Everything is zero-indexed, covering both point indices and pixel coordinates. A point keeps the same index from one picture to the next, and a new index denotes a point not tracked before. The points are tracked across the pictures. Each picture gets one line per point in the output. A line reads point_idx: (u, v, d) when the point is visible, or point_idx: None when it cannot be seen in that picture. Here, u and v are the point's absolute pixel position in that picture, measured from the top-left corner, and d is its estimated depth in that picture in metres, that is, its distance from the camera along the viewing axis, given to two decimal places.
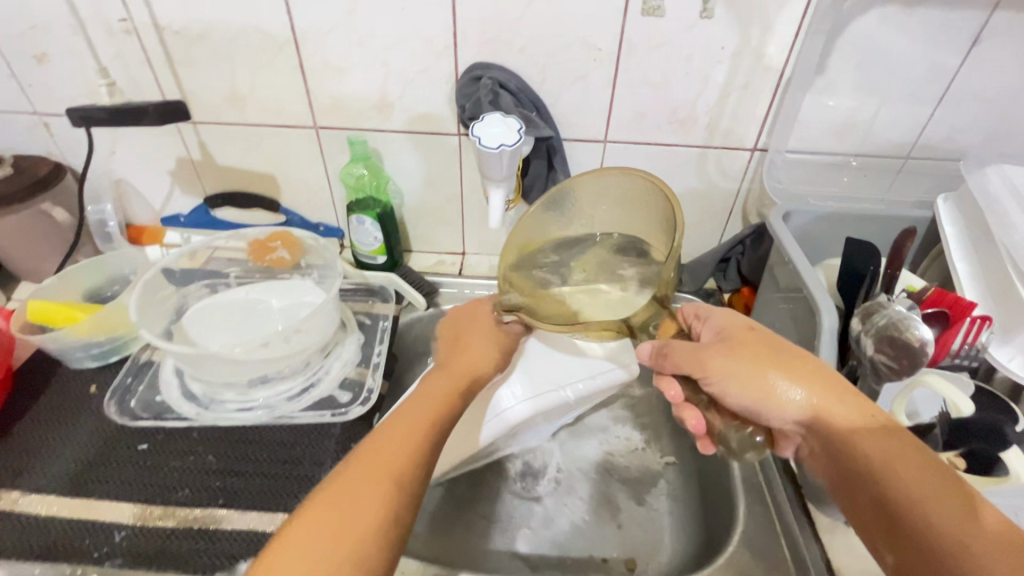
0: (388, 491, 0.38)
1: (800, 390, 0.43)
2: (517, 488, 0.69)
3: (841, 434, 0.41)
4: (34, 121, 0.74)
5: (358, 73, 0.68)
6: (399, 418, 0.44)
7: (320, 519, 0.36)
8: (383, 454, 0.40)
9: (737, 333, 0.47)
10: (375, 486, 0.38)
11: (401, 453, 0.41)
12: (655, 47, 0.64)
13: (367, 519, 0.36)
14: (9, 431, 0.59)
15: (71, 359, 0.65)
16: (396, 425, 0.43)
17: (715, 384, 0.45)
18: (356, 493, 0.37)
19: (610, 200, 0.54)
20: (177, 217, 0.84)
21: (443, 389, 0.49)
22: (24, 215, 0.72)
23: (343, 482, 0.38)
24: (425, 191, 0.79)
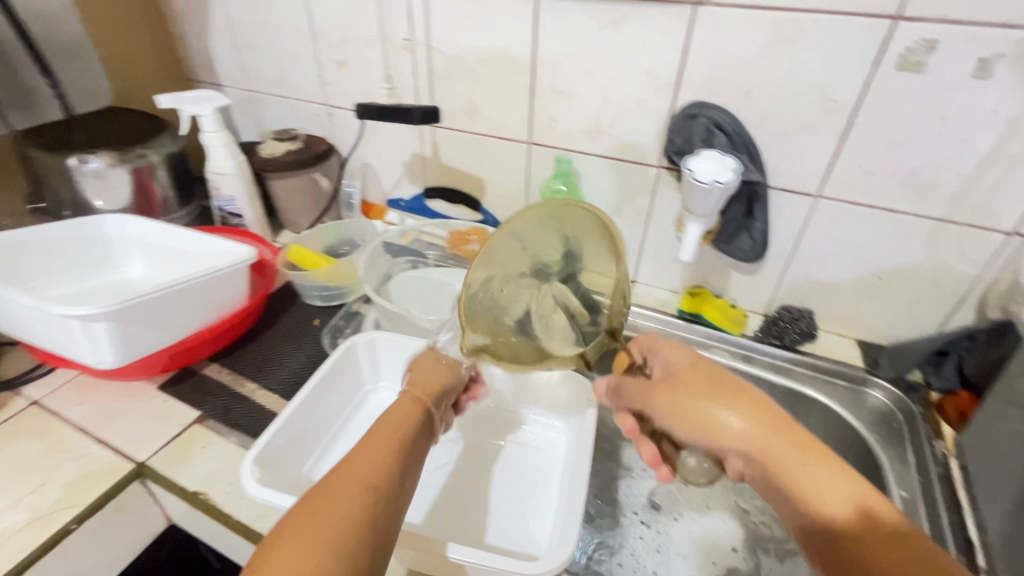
0: (364, 496, 0.39)
1: (736, 415, 0.44)
2: (642, 527, 0.67)
3: (776, 461, 0.42)
4: (324, 110, 0.96)
5: (580, 99, 0.75)
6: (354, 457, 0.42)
7: (317, 515, 0.37)
8: (359, 463, 0.42)
9: (656, 402, 0.49)
10: (364, 467, 0.41)
11: (371, 463, 0.42)
12: (903, 104, 0.59)
13: (362, 495, 0.39)
14: (259, 338, 0.76)
15: (307, 294, 0.81)
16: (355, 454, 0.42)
17: (666, 421, 0.49)
18: (336, 487, 0.39)
19: (551, 230, 0.62)
20: (399, 201, 1.00)
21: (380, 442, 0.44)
22: (302, 180, 0.93)
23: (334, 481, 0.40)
24: (611, 216, 0.83)
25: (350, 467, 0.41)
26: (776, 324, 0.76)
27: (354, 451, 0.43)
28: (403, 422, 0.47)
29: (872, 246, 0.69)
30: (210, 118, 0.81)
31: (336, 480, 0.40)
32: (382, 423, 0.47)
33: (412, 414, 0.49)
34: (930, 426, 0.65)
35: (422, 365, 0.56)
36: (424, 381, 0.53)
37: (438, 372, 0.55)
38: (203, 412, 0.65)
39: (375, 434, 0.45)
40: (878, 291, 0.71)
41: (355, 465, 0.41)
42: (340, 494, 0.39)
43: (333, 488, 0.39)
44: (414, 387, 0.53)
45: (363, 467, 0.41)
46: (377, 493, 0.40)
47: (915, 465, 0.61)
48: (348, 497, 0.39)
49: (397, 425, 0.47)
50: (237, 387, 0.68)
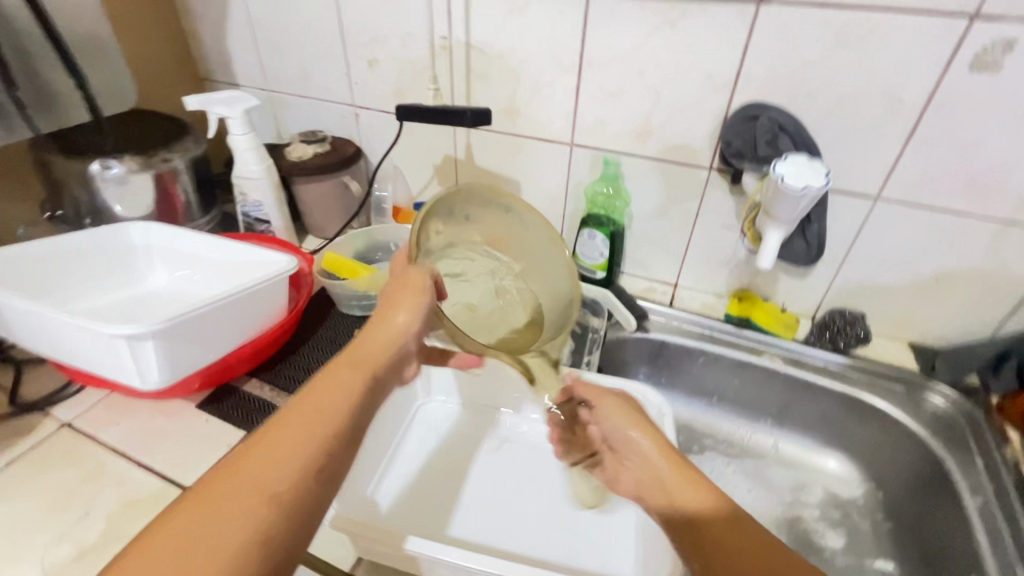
0: (257, 503, 0.35)
1: (641, 436, 0.50)
2: None
3: (665, 478, 0.46)
4: (351, 111, 0.93)
5: (628, 100, 0.73)
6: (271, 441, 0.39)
7: (191, 525, 0.33)
8: (267, 454, 0.38)
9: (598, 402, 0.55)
10: (271, 467, 0.37)
11: (275, 458, 0.38)
12: (974, 105, 0.58)
13: (256, 511, 0.35)
14: (299, 350, 0.72)
15: (344, 303, 0.78)
16: (272, 440, 0.39)
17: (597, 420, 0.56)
18: (226, 493, 0.35)
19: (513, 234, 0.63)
20: (428, 204, 0.97)
21: (307, 420, 0.41)
22: (330, 184, 0.89)
23: (227, 476, 0.36)
24: (656, 218, 0.81)
25: (247, 471, 0.37)
26: (828, 328, 0.75)
27: (262, 437, 0.39)
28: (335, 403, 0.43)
29: (930, 248, 0.68)
30: (238, 120, 0.78)
31: (231, 485, 0.36)
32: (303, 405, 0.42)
33: (349, 385, 0.45)
34: (994, 430, 0.64)
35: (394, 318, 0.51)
36: (375, 344, 0.50)
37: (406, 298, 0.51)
38: (248, 431, 0.62)
39: (296, 417, 0.41)
40: (934, 293, 0.70)
41: (263, 462, 0.37)
42: (230, 503, 0.35)
43: (229, 493, 0.35)
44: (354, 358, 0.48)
45: (269, 473, 0.37)
46: (286, 509, 0.36)
47: (985, 469, 0.61)
48: (245, 508, 0.35)
49: (328, 411, 0.42)
50: (281, 403, 0.65)
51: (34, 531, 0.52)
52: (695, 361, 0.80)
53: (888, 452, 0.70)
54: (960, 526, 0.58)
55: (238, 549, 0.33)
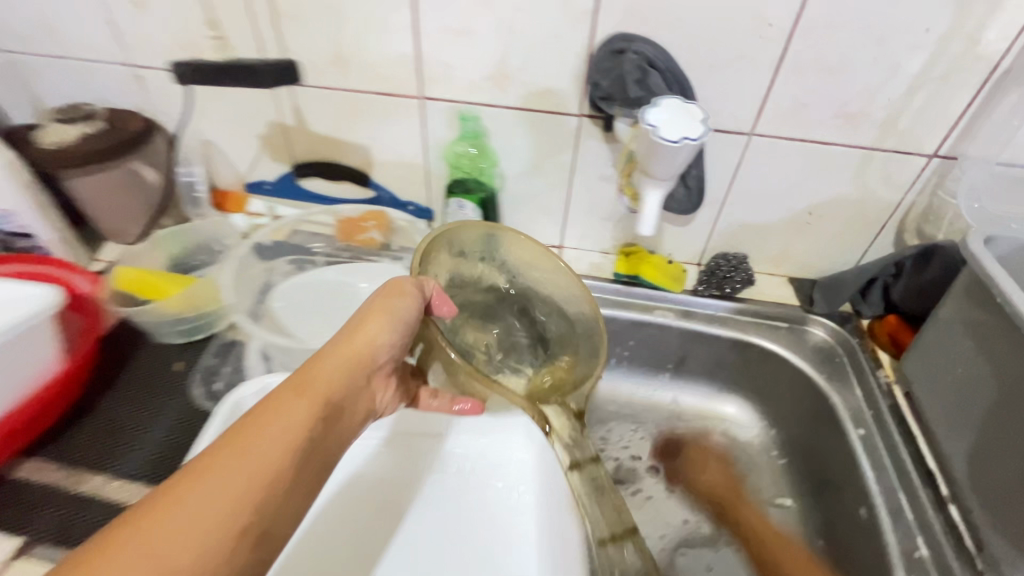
0: None
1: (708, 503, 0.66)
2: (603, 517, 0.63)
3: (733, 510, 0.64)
4: (127, 73, 0.70)
5: (479, 38, 0.60)
6: (215, 488, 0.32)
7: None
8: (207, 510, 0.31)
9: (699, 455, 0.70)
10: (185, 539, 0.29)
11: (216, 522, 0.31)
12: (841, 26, 0.53)
13: None
14: (97, 406, 0.55)
15: (158, 331, 0.60)
16: (216, 490, 0.31)
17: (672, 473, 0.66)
18: (151, 561, 0.28)
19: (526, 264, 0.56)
20: (262, 184, 0.80)
21: (263, 462, 0.34)
22: (114, 174, 0.68)
23: (153, 540, 0.29)
24: (531, 177, 0.71)
25: (154, 550, 0.29)
26: (715, 275, 0.73)
27: (206, 481, 0.32)
28: (285, 444, 0.35)
29: (805, 182, 0.66)
30: None
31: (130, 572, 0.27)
32: (246, 447, 0.34)
33: (314, 422, 0.38)
34: (868, 355, 0.66)
35: (367, 328, 0.43)
36: (343, 358, 0.42)
37: (382, 300, 0.44)
38: (28, 536, 0.46)
39: (233, 466, 0.33)
40: (809, 226, 0.70)
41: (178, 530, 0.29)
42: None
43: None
44: (311, 380, 0.39)
45: (183, 547, 0.29)
46: None
47: (865, 397, 0.62)
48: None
49: (276, 457, 0.34)
50: (78, 486, 0.49)
51: None
52: None
53: (775, 389, 0.71)
54: (846, 457, 0.60)
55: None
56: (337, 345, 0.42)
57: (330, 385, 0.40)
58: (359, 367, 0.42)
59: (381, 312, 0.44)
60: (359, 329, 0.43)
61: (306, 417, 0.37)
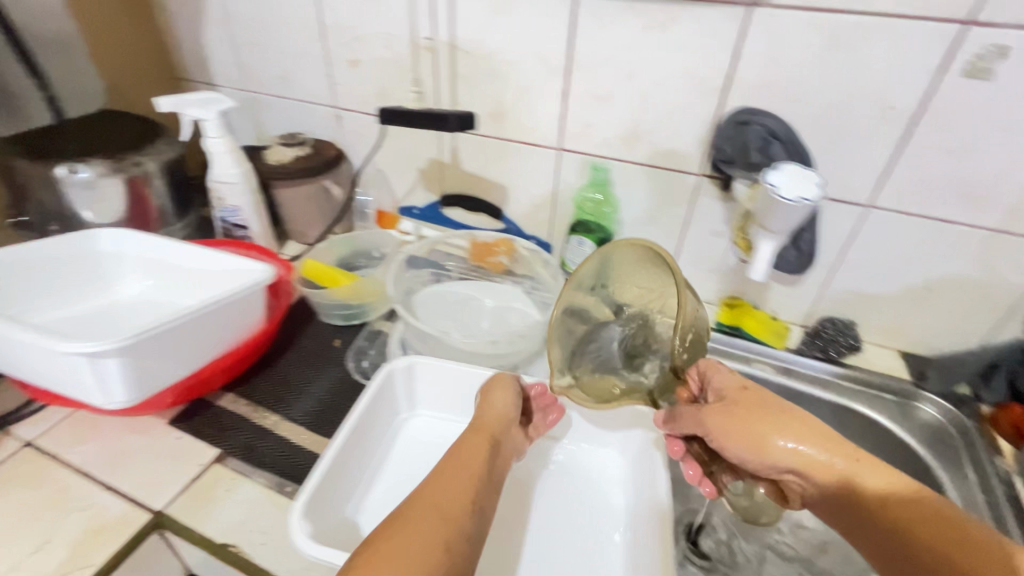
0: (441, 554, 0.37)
1: (800, 442, 0.46)
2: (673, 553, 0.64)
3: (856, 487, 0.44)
4: (332, 113, 0.90)
5: (619, 104, 0.71)
6: (444, 478, 0.44)
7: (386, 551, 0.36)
8: (439, 490, 0.42)
9: (706, 424, 0.49)
10: (451, 497, 0.42)
11: (454, 494, 0.42)
12: (968, 113, 0.57)
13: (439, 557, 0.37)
14: (277, 362, 0.70)
15: (326, 313, 0.75)
16: (444, 480, 0.44)
17: (719, 441, 0.49)
18: (421, 521, 0.39)
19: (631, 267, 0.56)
20: (412, 209, 0.95)
21: (472, 469, 0.46)
22: (311, 188, 0.86)
23: (414, 509, 0.40)
24: (645, 225, 0.79)
25: (435, 498, 0.41)
26: (819, 337, 0.75)
27: (431, 479, 0.44)
28: (474, 461, 0.47)
29: (924, 256, 0.67)
30: (214, 122, 0.75)
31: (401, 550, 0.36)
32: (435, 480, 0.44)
33: (484, 447, 0.50)
34: (986, 442, 0.63)
35: (496, 398, 0.56)
36: (495, 411, 0.55)
37: (501, 387, 0.58)
38: (222, 449, 0.59)
39: (450, 472, 0.45)
40: (924, 302, 0.70)
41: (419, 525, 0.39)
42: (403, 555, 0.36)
43: (399, 552, 0.36)
44: (474, 428, 0.53)
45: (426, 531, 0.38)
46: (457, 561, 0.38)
47: (979, 483, 0.60)
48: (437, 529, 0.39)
49: (476, 467, 0.47)
50: (258, 419, 0.62)
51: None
52: None
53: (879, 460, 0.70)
54: None
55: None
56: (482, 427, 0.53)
57: (485, 429, 0.52)
58: (502, 422, 0.54)
59: (503, 386, 0.58)
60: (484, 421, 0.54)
61: (479, 442, 0.50)
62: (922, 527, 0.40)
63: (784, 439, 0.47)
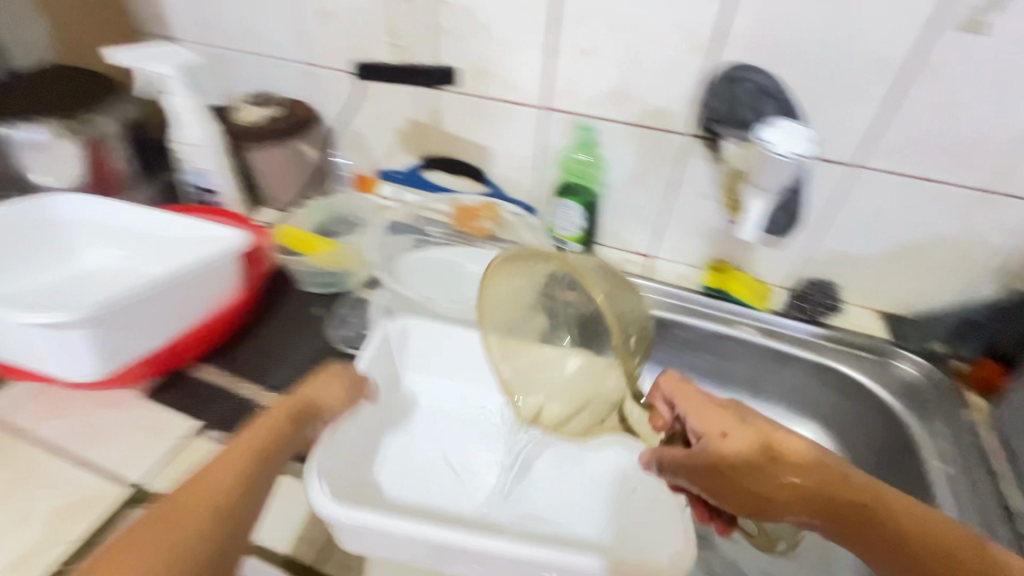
0: (157, 563, 0.34)
1: (802, 452, 0.45)
2: None
3: (824, 470, 0.44)
4: (304, 70, 0.85)
5: (606, 60, 0.68)
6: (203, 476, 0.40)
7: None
8: (197, 489, 0.39)
9: (729, 434, 0.47)
10: (206, 498, 0.38)
11: (213, 487, 0.39)
12: (959, 70, 0.56)
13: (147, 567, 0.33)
14: (256, 332, 0.68)
15: (304, 281, 0.73)
16: (201, 476, 0.40)
17: (727, 434, 0.47)
18: (147, 539, 0.35)
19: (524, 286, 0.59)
20: (394, 173, 0.89)
21: (238, 455, 0.42)
22: (285, 151, 0.82)
23: (147, 522, 0.36)
24: (632, 187, 0.78)
25: (182, 506, 0.37)
26: (802, 298, 0.75)
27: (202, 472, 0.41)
28: (249, 447, 0.44)
29: (908, 217, 0.67)
30: (176, 78, 0.69)
31: (145, 549, 0.34)
32: (219, 464, 0.41)
33: (273, 429, 0.46)
34: (958, 396, 0.66)
35: (310, 386, 0.51)
36: (314, 396, 0.51)
37: (333, 389, 0.53)
38: (202, 422, 0.57)
39: (214, 465, 0.41)
40: (906, 263, 0.71)
41: (181, 517, 0.37)
42: (143, 553, 0.34)
43: (144, 547, 0.34)
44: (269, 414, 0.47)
45: (181, 528, 0.36)
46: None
47: (949, 435, 0.63)
48: (169, 542, 0.35)
49: (243, 452, 0.43)
50: (238, 390, 0.61)
51: None
52: (669, 333, 0.78)
53: (853, 413, 0.72)
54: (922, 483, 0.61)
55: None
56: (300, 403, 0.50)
57: (277, 417, 0.47)
58: (299, 406, 0.49)
59: (322, 379, 0.53)
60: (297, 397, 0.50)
61: (262, 426, 0.46)
62: (910, 529, 0.41)
63: (791, 476, 0.44)
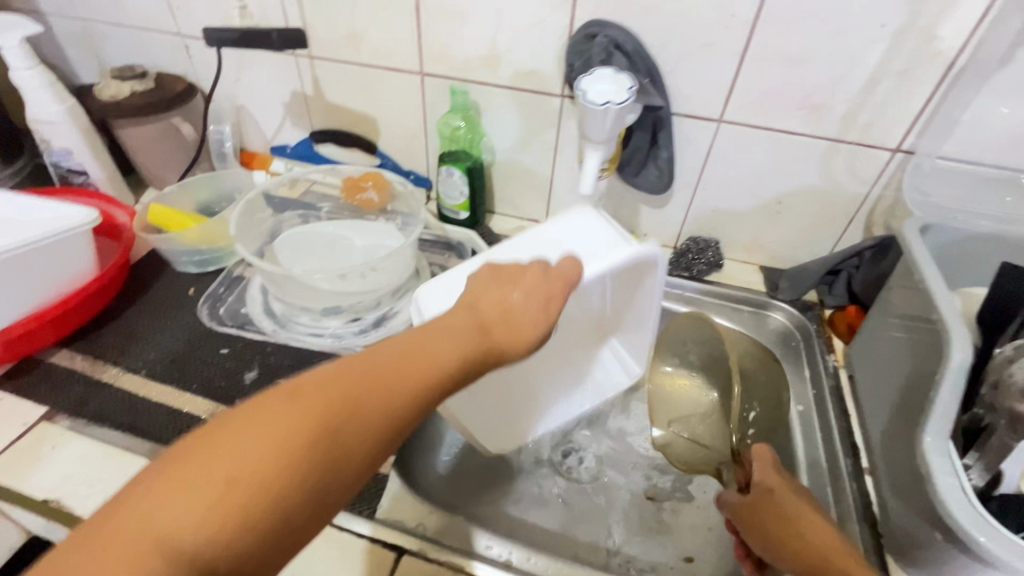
0: (270, 499, 0.28)
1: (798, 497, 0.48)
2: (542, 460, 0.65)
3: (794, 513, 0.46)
4: (177, 42, 0.81)
5: (473, 21, 0.67)
6: (374, 371, 0.33)
7: (156, 507, 0.26)
8: (310, 397, 0.31)
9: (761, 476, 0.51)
10: (323, 411, 0.30)
11: (371, 421, 0.31)
12: (799, 19, 0.57)
13: (236, 512, 0.27)
14: (122, 314, 0.65)
15: (177, 261, 0.70)
16: (374, 375, 0.32)
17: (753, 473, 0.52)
18: (232, 456, 0.28)
19: None
20: (285, 147, 0.89)
21: (434, 368, 0.34)
22: (158, 127, 0.79)
23: (240, 430, 0.29)
24: (517, 151, 0.77)
25: (285, 413, 0.30)
26: (684, 256, 0.77)
27: (360, 359, 0.33)
28: (452, 352, 0.36)
29: (774, 170, 0.68)
30: (18, 51, 0.65)
31: (161, 506, 0.26)
32: (290, 409, 0.30)
33: (463, 328, 0.38)
34: (823, 341, 0.68)
35: (525, 278, 0.43)
36: (529, 298, 0.42)
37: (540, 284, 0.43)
38: (52, 407, 0.55)
39: (382, 365, 0.33)
40: (777, 216, 0.73)
41: (218, 470, 0.27)
42: (182, 510, 0.26)
43: (171, 501, 0.26)
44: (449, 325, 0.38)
45: (254, 494, 0.27)
46: (270, 514, 0.28)
47: (811, 378, 0.65)
48: (266, 468, 0.28)
49: (432, 365, 0.34)
50: (96, 373, 0.59)
51: None
52: None
53: None
54: (781, 423, 0.64)
55: (159, 568, 0.25)
56: (434, 332, 0.37)
57: (464, 325, 0.38)
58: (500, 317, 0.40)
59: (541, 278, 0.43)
60: (481, 304, 0.41)
61: (456, 329, 0.38)
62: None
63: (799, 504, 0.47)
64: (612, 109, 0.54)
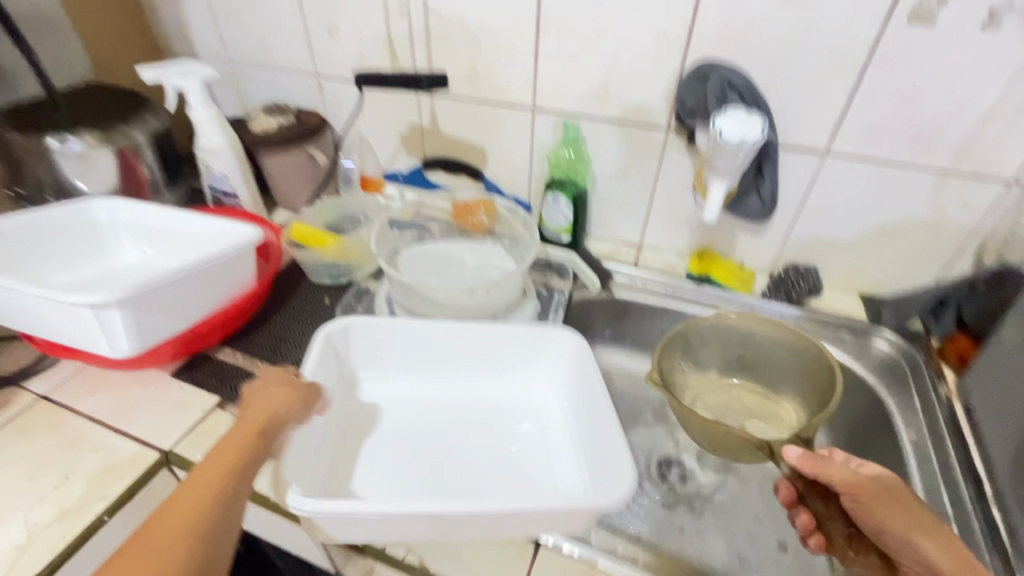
0: None
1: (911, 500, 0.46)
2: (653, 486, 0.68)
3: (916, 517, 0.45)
4: (314, 82, 0.92)
5: (587, 62, 0.73)
6: (178, 498, 0.43)
7: None
8: (147, 540, 0.40)
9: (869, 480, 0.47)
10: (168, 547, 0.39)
11: (167, 532, 0.40)
12: (913, 58, 0.59)
13: None
14: (271, 319, 0.74)
15: (315, 273, 0.79)
16: (175, 501, 0.42)
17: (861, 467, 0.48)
18: None
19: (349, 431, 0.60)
20: (396, 175, 0.97)
21: (206, 478, 0.44)
22: (296, 156, 0.89)
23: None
24: (618, 179, 0.82)
25: (156, 554, 0.39)
26: (782, 284, 0.78)
27: (170, 499, 0.43)
28: (220, 462, 0.46)
29: (879, 200, 0.70)
30: (196, 90, 0.77)
31: None
32: (147, 551, 0.39)
33: (238, 447, 0.47)
34: (931, 369, 0.68)
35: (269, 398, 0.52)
36: (262, 401, 0.51)
37: (280, 396, 0.52)
38: (223, 397, 0.64)
39: (180, 497, 0.43)
40: (881, 245, 0.74)
41: None
42: None
43: None
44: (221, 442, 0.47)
45: None
46: None
47: (922, 408, 0.65)
48: None
49: (210, 476, 0.44)
50: (255, 369, 0.67)
51: (23, 494, 0.54)
52: (658, 318, 0.83)
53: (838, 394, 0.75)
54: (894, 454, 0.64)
55: None
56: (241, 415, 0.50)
57: (227, 441, 0.48)
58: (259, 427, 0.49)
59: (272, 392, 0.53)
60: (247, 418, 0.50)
61: (223, 439, 0.48)
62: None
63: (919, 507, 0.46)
64: (746, 145, 0.58)
